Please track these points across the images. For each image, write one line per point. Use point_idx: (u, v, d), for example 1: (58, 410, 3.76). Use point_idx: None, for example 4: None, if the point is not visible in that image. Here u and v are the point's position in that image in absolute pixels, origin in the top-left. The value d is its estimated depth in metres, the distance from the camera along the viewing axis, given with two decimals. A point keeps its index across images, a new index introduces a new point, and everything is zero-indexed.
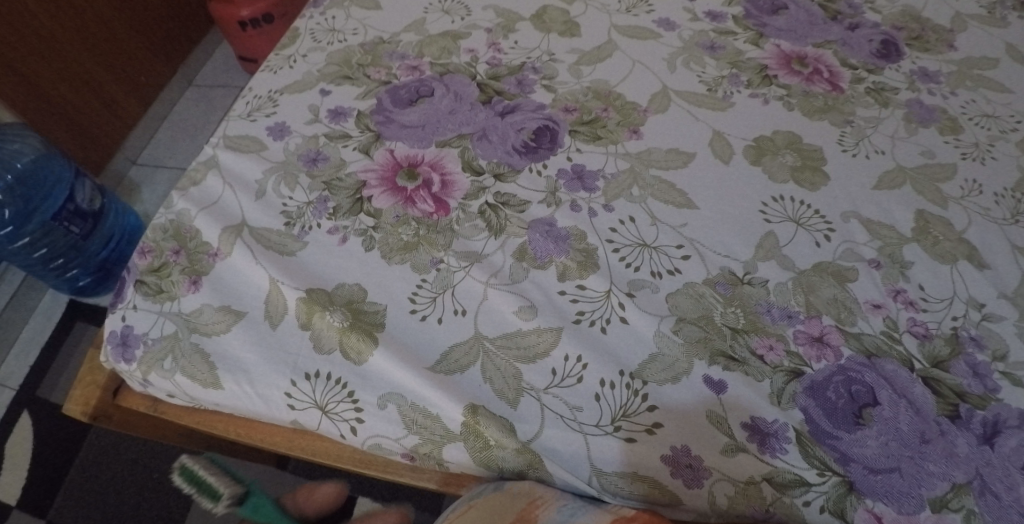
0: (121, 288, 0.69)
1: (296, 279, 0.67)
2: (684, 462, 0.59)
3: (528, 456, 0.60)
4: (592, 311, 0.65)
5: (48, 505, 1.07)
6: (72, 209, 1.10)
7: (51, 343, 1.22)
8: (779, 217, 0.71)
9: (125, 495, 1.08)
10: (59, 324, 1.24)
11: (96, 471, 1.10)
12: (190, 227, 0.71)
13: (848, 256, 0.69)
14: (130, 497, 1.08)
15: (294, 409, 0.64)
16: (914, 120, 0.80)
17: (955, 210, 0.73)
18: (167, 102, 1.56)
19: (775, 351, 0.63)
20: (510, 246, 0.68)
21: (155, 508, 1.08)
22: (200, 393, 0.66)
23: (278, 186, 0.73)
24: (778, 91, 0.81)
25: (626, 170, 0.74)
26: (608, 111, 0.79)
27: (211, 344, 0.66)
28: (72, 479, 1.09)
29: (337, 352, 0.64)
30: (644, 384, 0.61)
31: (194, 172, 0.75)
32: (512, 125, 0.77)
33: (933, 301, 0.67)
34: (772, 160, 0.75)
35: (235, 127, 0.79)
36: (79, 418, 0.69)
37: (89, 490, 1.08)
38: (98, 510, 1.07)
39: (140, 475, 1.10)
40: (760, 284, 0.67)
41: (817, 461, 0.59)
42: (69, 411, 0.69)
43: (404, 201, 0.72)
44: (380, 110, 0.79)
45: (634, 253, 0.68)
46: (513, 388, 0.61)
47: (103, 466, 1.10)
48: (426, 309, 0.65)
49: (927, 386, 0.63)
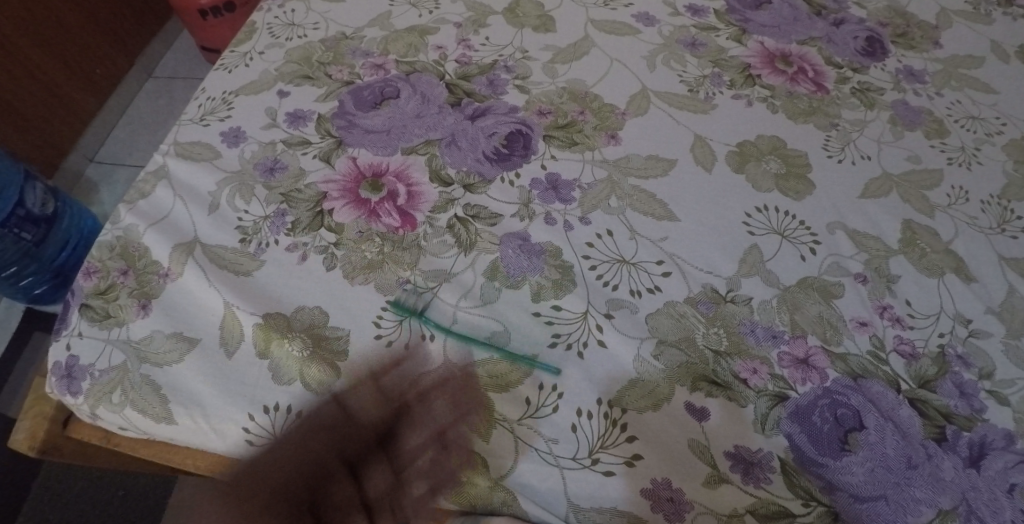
0: (65, 313, 0.64)
1: (252, 302, 0.63)
2: (665, 495, 0.56)
3: (501, 493, 0.57)
4: (568, 334, 0.62)
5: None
6: (21, 215, 1.06)
7: (8, 354, 1.17)
8: (763, 229, 0.68)
9: (90, 513, 1.07)
10: (16, 333, 1.19)
11: (59, 490, 1.08)
12: (139, 244, 0.67)
13: (834, 271, 0.66)
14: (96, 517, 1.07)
15: (253, 445, 0.60)
16: (900, 123, 0.77)
17: (942, 220, 0.70)
18: (127, 95, 1.48)
19: (759, 375, 0.61)
20: (480, 264, 0.65)
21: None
22: (151, 428, 0.61)
23: (232, 199, 0.69)
24: (761, 92, 0.78)
25: (604, 180, 0.70)
26: (584, 114, 0.74)
27: (162, 376, 0.62)
28: (33, 501, 1.06)
29: (298, 382, 0.61)
30: (622, 413, 0.59)
31: (142, 183, 0.70)
32: (482, 131, 0.72)
33: (919, 317, 0.65)
34: (756, 167, 0.72)
35: (187, 132, 0.73)
36: (27, 451, 0.66)
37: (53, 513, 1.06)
38: None
39: (105, 494, 1.08)
40: (743, 303, 0.64)
41: (802, 491, 0.57)
42: (15, 444, 0.66)
43: (367, 214, 0.67)
44: (342, 113, 0.74)
45: (611, 269, 0.65)
46: (485, 420, 0.58)
47: (66, 484, 1.08)
48: (392, 334, 0.62)
49: (913, 408, 0.60)
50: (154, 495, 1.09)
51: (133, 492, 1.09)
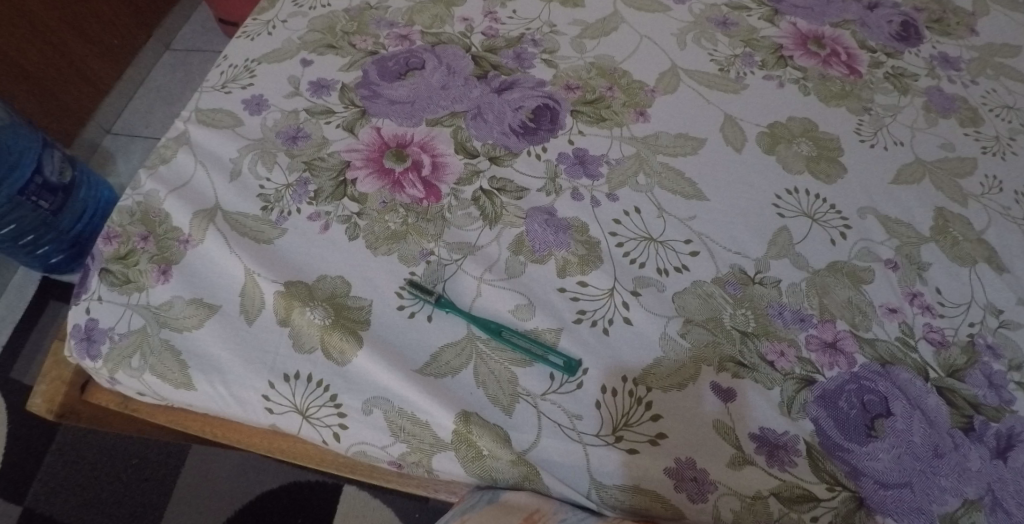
0: (85, 278, 0.64)
1: (274, 270, 0.63)
2: (689, 475, 0.56)
3: (523, 468, 0.57)
4: (593, 311, 0.61)
5: (26, 489, 1.06)
6: (40, 183, 1.04)
7: (25, 321, 1.18)
8: (793, 211, 0.67)
9: (104, 481, 1.07)
10: (34, 301, 1.20)
11: (76, 454, 1.09)
12: (159, 210, 0.66)
13: (864, 256, 0.65)
14: (109, 483, 1.07)
15: (272, 413, 0.60)
16: (934, 110, 0.75)
17: (975, 209, 0.69)
18: (144, 67, 1.47)
19: (786, 357, 0.60)
20: (505, 238, 0.64)
21: (133, 494, 1.07)
22: (170, 393, 0.61)
23: (255, 166, 0.68)
24: (793, 74, 0.76)
25: (632, 156, 0.69)
26: (612, 90, 0.73)
27: (182, 341, 0.61)
28: (49, 464, 1.07)
29: (318, 351, 0.60)
30: (647, 391, 0.58)
31: (163, 149, 0.69)
32: (509, 103, 0.71)
33: (950, 306, 0.64)
34: (787, 149, 0.71)
35: (209, 99, 0.72)
36: (45, 416, 0.65)
37: (68, 476, 1.07)
38: (77, 493, 1.06)
39: (118, 461, 1.09)
40: (772, 285, 0.63)
41: (827, 475, 0.56)
42: (33, 409, 0.65)
43: (391, 185, 0.67)
44: (366, 83, 0.73)
45: (639, 247, 0.64)
46: (508, 393, 0.58)
47: (80, 451, 1.09)
48: (414, 306, 0.61)
49: (940, 396, 0.59)
50: (167, 464, 1.09)
51: (146, 461, 1.09)
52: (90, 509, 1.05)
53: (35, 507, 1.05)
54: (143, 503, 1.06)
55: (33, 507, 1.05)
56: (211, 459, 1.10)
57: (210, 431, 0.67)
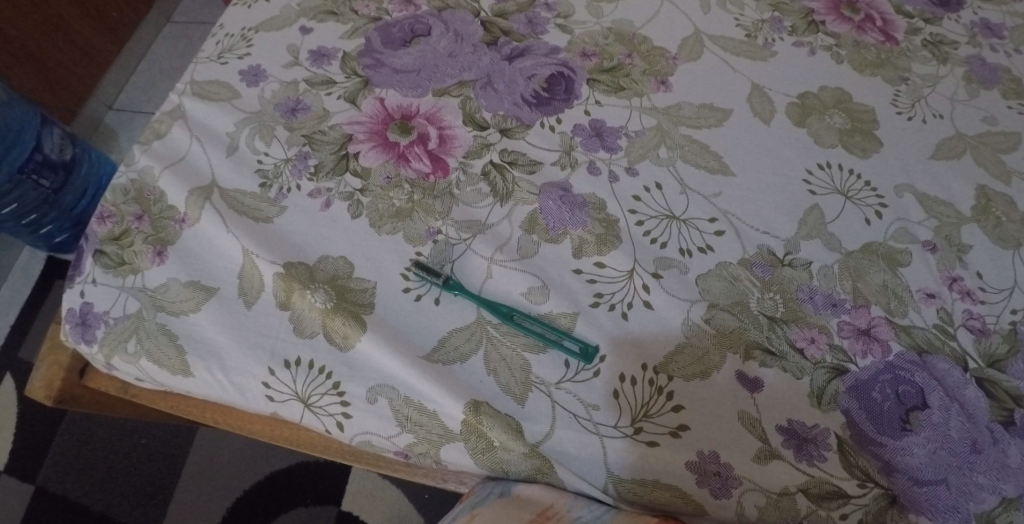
0: (78, 260, 0.61)
1: (272, 251, 0.59)
2: (712, 470, 0.52)
3: (536, 461, 0.53)
4: (612, 294, 0.57)
5: (36, 469, 1.04)
6: (39, 160, 1.01)
7: (32, 301, 1.16)
8: (824, 188, 0.62)
9: (114, 460, 1.06)
10: (40, 280, 1.18)
11: (85, 435, 1.07)
12: (154, 188, 0.62)
13: (901, 237, 0.61)
14: (119, 463, 1.06)
15: (273, 401, 0.57)
16: (975, 80, 0.70)
17: (1019, 187, 0.64)
18: (145, 40, 1.43)
19: (817, 345, 0.56)
20: (517, 216, 0.60)
21: (143, 474, 1.05)
22: (168, 380, 0.58)
23: (252, 140, 0.64)
24: (825, 40, 0.71)
25: (652, 128, 0.65)
26: (632, 57, 0.69)
27: (179, 325, 0.58)
28: (60, 444, 1.06)
29: (320, 336, 0.57)
30: (669, 380, 0.55)
31: (157, 123, 0.65)
32: (521, 72, 0.67)
33: (991, 291, 0.59)
34: (818, 121, 0.66)
35: (205, 70, 0.68)
36: (44, 401, 0.63)
37: (78, 455, 1.05)
38: (88, 472, 1.05)
39: (128, 440, 1.07)
40: (802, 267, 0.59)
41: (859, 471, 0.52)
42: (33, 393, 0.63)
43: (395, 159, 0.63)
44: (369, 51, 0.68)
45: (659, 226, 0.60)
46: (520, 382, 0.54)
47: (90, 430, 1.07)
48: (421, 288, 0.58)
49: (980, 388, 0.55)
50: (175, 444, 1.07)
51: (155, 441, 1.07)
52: (101, 488, 1.04)
53: (46, 486, 1.03)
54: (157, 482, 1.05)
55: (45, 486, 1.03)
56: (217, 442, 1.07)
57: (211, 416, 0.65)
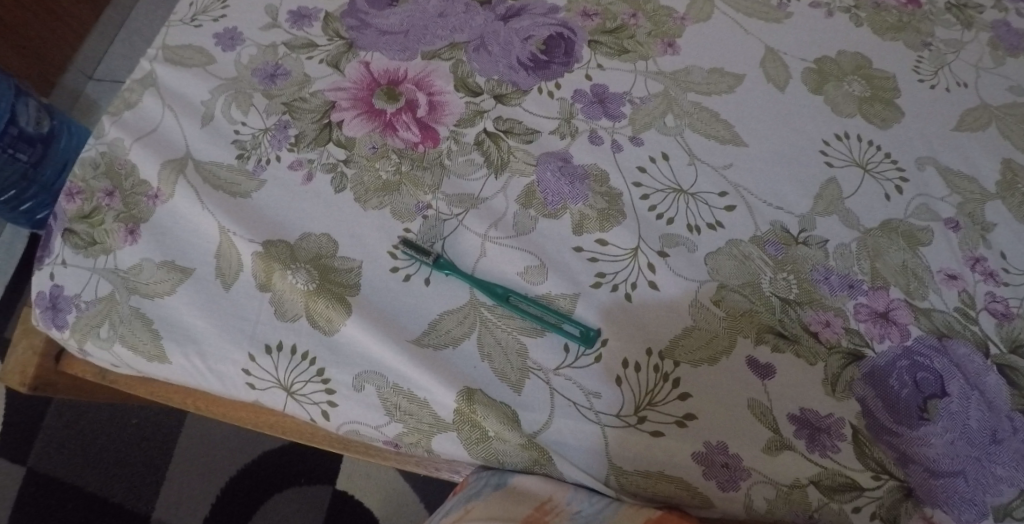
0: (46, 239, 0.56)
1: (251, 228, 0.55)
2: (719, 461, 0.49)
3: (532, 453, 0.50)
4: (615, 273, 0.54)
5: (26, 450, 1.01)
6: (15, 133, 0.95)
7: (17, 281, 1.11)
8: (842, 159, 0.59)
9: (105, 443, 1.02)
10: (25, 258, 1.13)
11: (75, 416, 1.03)
12: (125, 161, 0.58)
13: (921, 213, 0.57)
14: (110, 445, 1.02)
15: (254, 389, 0.53)
16: (1001, 47, 0.66)
17: None
18: (126, 3, 1.33)
19: (832, 328, 0.52)
20: (513, 189, 0.56)
21: (135, 456, 1.02)
22: (144, 367, 0.54)
23: (229, 110, 0.59)
24: (844, 1, 0.66)
25: (658, 95, 0.60)
26: (636, 18, 0.64)
27: (154, 308, 0.54)
28: (49, 425, 1.02)
29: (303, 319, 0.53)
30: (675, 366, 0.51)
31: (128, 91, 0.61)
32: (517, 33, 0.62)
33: (1015, 273, 0.56)
34: (836, 88, 0.62)
35: (177, 33, 0.63)
36: (18, 388, 0.60)
37: (68, 436, 1.02)
38: (79, 454, 1.01)
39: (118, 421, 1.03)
40: (817, 245, 0.55)
41: (873, 462, 0.49)
42: (7, 378, 0.59)
43: (381, 128, 0.58)
44: (353, 11, 0.64)
45: (666, 201, 0.56)
46: (517, 368, 0.51)
47: (79, 411, 1.03)
48: (410, 267, 0.54)
49: (1001, 375, 0.52)
50: (165, 426, 1.03)
51: (146, 422, 1.03)
52: (92, 470, 1.00)
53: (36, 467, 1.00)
54: (149, 464, 1.01)
55: (35, 468, 1.00)
56: (204, 426, 1.03)
57: (192, 403, 0.62)
